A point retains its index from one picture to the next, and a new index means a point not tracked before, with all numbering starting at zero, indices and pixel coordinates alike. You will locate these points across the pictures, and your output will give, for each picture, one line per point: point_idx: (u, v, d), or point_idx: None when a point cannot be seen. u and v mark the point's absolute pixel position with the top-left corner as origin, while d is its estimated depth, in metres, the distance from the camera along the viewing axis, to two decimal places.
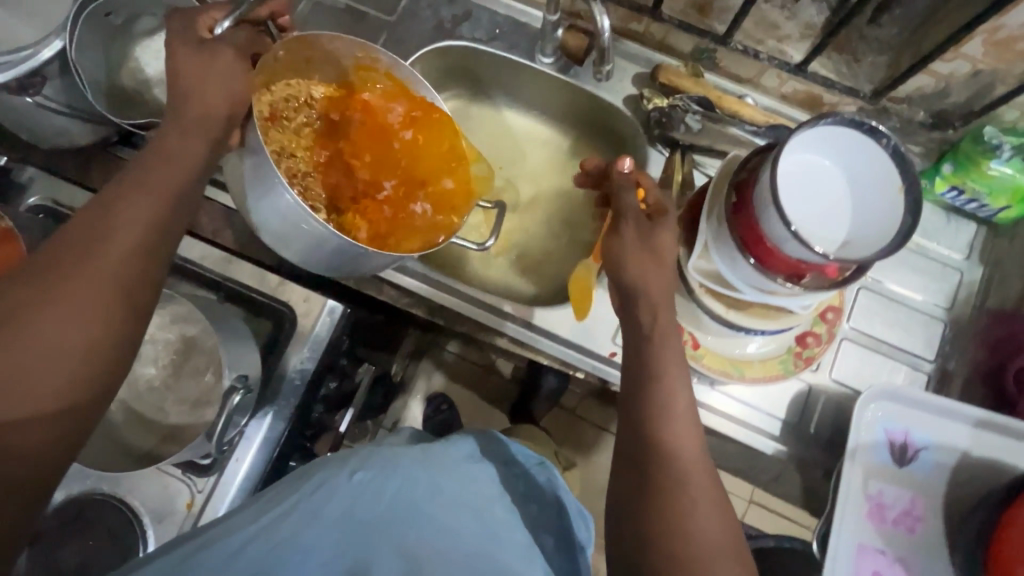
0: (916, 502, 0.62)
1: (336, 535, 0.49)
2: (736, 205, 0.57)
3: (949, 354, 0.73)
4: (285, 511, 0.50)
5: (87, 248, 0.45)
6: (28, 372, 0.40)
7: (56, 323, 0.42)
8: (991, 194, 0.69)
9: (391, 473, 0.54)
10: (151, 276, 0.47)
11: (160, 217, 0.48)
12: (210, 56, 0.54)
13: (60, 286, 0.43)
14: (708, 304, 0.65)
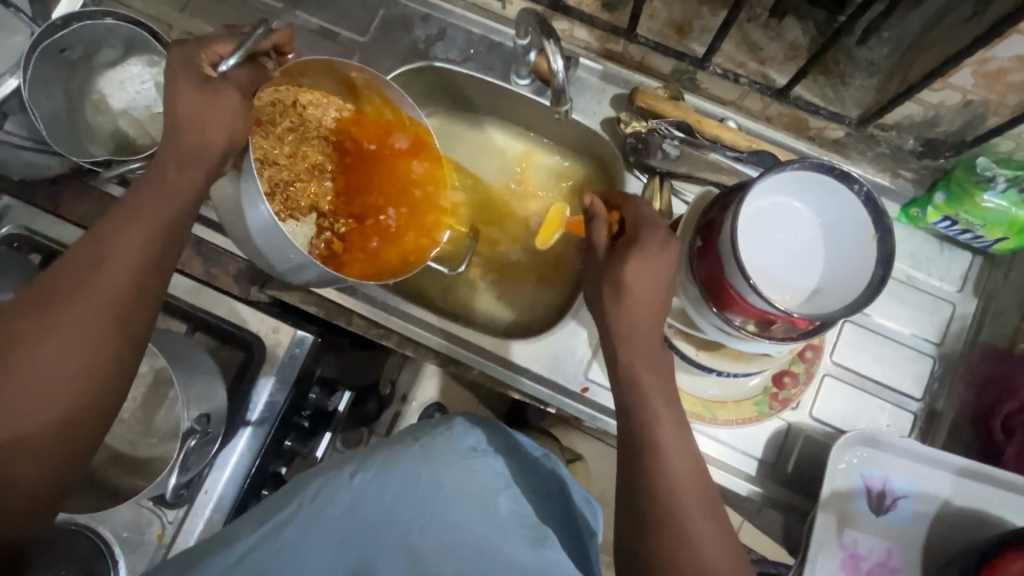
0: (893, 553, 0.60)
1: (339, 540, 0.48)
2: (702, 250, 0.54)
3: (938, 392, 0.70)
4: (284, 521, 0.49)
5: (85, 277, 0.45)
6: (25, 406, 0.41)
7: (55, 352, 0.42)
8: (986, 226, 0.66)
9: (390, 478, 0.53)
10: (146, 307, 0.47)
11: (155, 243, 0.48)
12: (212, 95, 0.50)
13: (57, 317, 0.43)
14: (680, 346, 0.62)
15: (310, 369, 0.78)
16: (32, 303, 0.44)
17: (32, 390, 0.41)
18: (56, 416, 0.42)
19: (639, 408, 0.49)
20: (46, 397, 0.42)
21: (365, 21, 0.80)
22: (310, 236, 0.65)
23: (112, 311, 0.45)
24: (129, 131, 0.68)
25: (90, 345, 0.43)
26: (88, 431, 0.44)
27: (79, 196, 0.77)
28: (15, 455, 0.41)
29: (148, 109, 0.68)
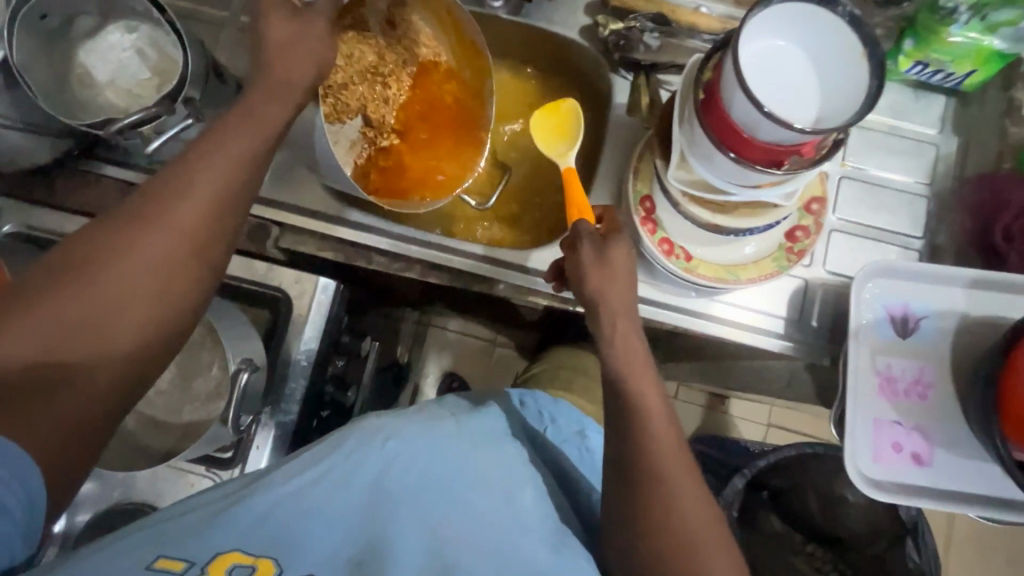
0: (925, 370, 0.63)
1: (364, 499, 0.50)
2: (705, 104, 0.57)
3: (936, 228, 0.74)
4: (319, 473, 0.51)
5: (168, 199, 0.48)
6: (110, 308, 0.45)
7: (135, 266, 0.46)
8: (954, 61, 0.70)
9: (424, 446, 0.55)
10: (221, 238, 0.50)
11: (231, 179, 0.50)
12: (306, 25, 0.55)
13: (137, 240, 0.47)
14: (695, 213, 0.65)
15: (338, 317, 0.78)
16: (115, 224, 0.47)
17: (117, 301, 0.46)
18: (137, 317, 0.46)
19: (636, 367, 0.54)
20: (128, 311, 0.46)
21: None
22: (349, 147, 0.72)
23: (186, 242, 0.48)
24: (119, 101, 0.67)
25: (164, 272, 0.47)
26: (162, 345, 0.48)
27: (75, 182, 0.76)
28: (99, 350, 0.45)
29: (134, 77, 0.68)
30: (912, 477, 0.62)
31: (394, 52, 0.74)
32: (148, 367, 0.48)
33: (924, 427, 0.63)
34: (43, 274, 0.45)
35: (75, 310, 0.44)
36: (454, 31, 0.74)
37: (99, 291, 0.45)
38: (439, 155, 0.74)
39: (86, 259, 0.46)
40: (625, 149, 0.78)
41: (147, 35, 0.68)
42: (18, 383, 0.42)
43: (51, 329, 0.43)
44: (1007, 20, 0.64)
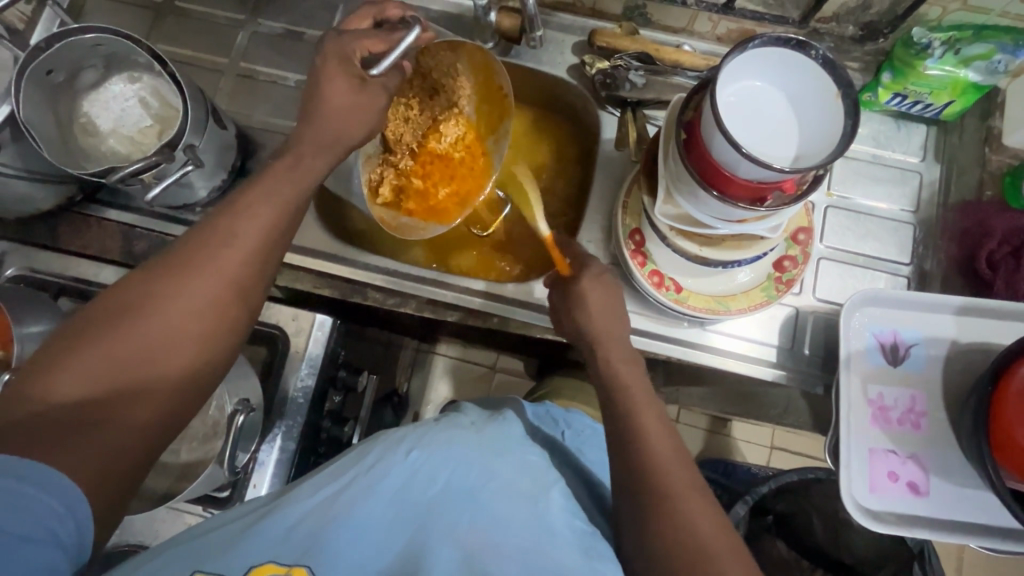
0: (917, 398, 0.64)
1: (390, 513, 0.47)
2: (688, 143, 0.58)
3: (924, 254, 0.74)
4: (342, 488, 0.49)
5: (214, 243, 0.49)
6: (152, 351, 0.45)
7: (179, 309, 0.46)
8: (933, 92, 0.71)
9: (446, 454, 0.51)
10: (260, 281, 0.51)
11: (275, 224, 0.51)
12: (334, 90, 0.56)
13: (182, 278, 0.47)
14: (682, 246, 0.66)
15: (335, 353, 0.79)
16: (159, 265, 0.47)
17: (160, 339, 0.45)
18: (177, 361, 0.46)
19: (632, 393, 0.54)
20: (171, 348, 0.46)
21: (328, 16, 0.84)
22: (367, 164, 0.74)
23: (232, 280, 0.49)
24: (122, 148, 0.70)
25: (210, 308, 0.47)
26: (200, 384, 0.48)
27: (77, 227, 0.78)
28: (140, 395, 0.44)
29: (136, 124, 0.70)
30: (910, 507, 0.62)
31: (425, 84, 0.76)
32: (187, 407, 0.47)
33: (920, 455, 0.63)
34: (85, 318, 0.45)
35: (121, 348, 0.44)
36: (485, 73, 0.76)
37: (143, 335, 0.45)
38: (448, 183, 0.76)
39: (129, 304, 0.45)
40: (615, 183, 0.79)
41: (150, 85, 0.71)
42: (58, 419, 0.40)
43: (96, 369, 0.43)
44: (979, 54, 0.66)
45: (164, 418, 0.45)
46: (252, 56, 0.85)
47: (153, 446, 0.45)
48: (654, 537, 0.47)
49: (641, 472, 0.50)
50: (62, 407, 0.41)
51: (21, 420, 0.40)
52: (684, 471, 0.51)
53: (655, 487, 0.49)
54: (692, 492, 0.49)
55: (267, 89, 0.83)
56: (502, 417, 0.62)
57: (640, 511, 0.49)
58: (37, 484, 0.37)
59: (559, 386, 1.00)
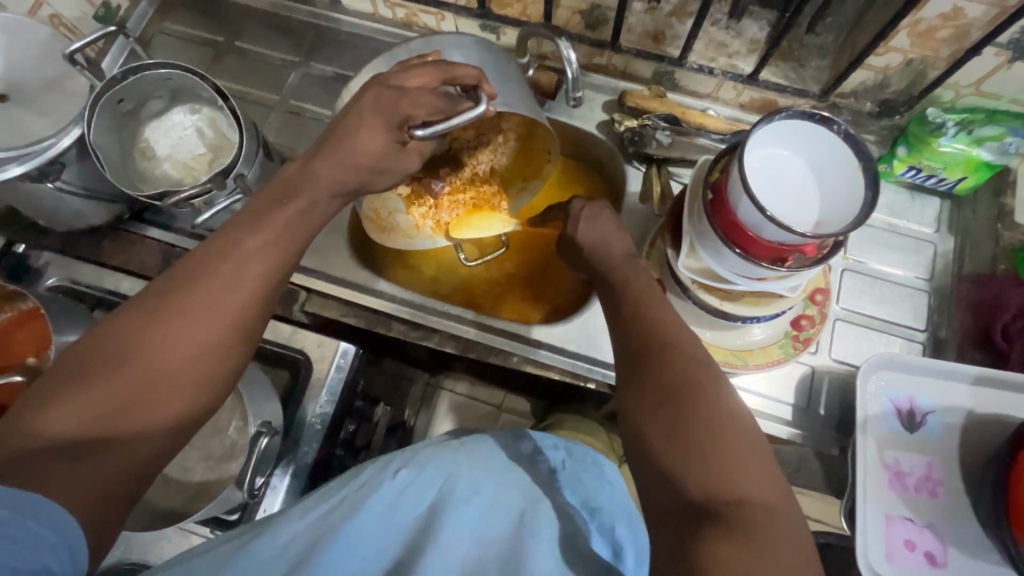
0: (934, 467, 0.64)
1: (378, 529, 0.48)
2: (713, 203, 0.61)
3: (939, 322, 0.76)
4: (334, 506, 0.50)
5: (206, 280, 0.50)
6: (147, 391, 0.46)
7: (173, 347, 0.47)
8: (947, 168, 0.74)
9: (429, 474, 0.54)
10: (259, 316, 0.53)
11: (277, 257, 0.53)
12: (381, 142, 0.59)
13: (181, 317, 0.48)
14: (703, 298, 0.68)
15: (354, 381, 0.81)
16: (157, 303, 0.48)
17: (161, 378, 0.46)
18: (172, 399, 0.47)
19: (645, 321, 0.53)
20: (168, 389, 0.47)
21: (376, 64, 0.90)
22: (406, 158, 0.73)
23: (227, 315, 0.50)
24: (175, 173, 0.74)
25: (207, 346, 0.49)
26: (194, 420, 0.49)
27: (121, 243, 0.82)
28: (133, 434, 0.44)
29: (191, 152, 0.75)
30: None
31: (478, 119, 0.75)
32: (176, 442, 0.48)
33: (936, 525, 0.62)
34: (79, 358, 0.46)
35: (123, 385, 0.45)
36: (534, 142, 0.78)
37: (139, 374, 0.45)
38: (460, 204, 0.77)
39: (125, 344, 0.46)
40: (637, 234, 0.82)
41: (208, 116, 0.76)
42: (51, 459, 0.41)
43: (91, 410, 0.43)
44: (991, 135, 0.70)
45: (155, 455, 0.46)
46: (301, 94, 0.91)
47: (143, 481, 0.45)
48: (643, 387, 0.48)
49: (639, 351, 0.51)
50: (58, 444, 0.41)
51: (18, 453, 0.40)
52: (686, 342, 0.51)
53: (670, 385, 0.47)
54: (691, 358, 0.49)
55: (313, 126, 0.89)
56: (482, 439, 0.64)
57: (633, 371, 0.50)
58: (35, 518, 0.37)
59: (564, 418, 1.01)
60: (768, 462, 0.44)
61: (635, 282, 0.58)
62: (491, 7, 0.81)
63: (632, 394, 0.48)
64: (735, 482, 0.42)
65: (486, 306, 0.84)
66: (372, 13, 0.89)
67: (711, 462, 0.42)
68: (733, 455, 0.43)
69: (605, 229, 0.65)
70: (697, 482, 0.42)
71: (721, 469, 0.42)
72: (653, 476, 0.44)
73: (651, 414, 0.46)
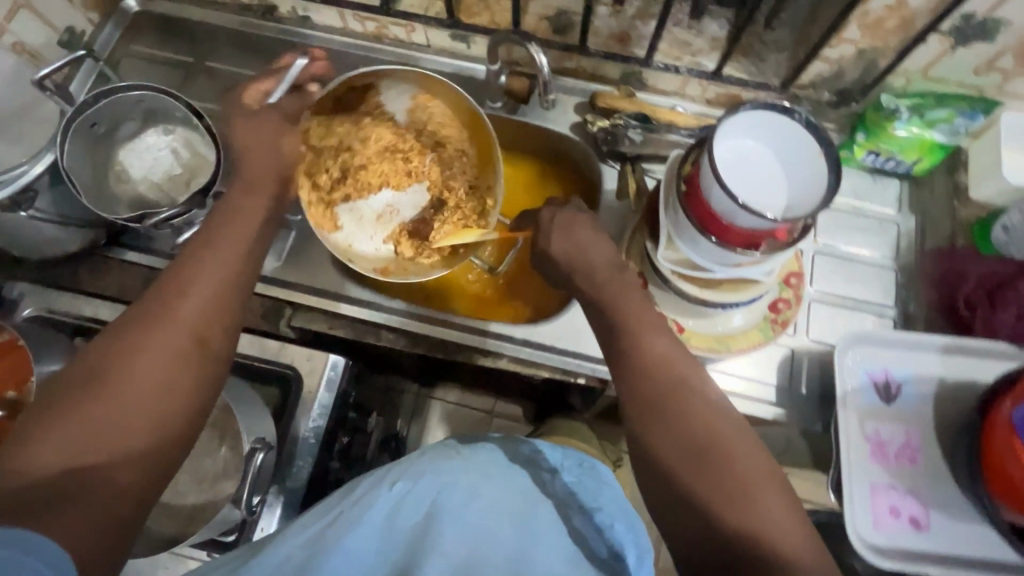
0: (912, 435, 0.66)
1: (374, 542, 0.49)
2: (687, 194, 0.63)
3: (907, 297, 0.79)
4: (329, 523, 0.51)
5: (165, 305, 0.52)
6: (118, 417, 0.46)
7: (142, 370, 0.48)
8: (903, 151, 0.78)
9: (421, 484, 0.54)
10: (224, 322, 0.54)
11: (227, 271, 0.56)
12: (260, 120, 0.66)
13: (147, 336, 0.50)
14: (683, 288, 0.70)
15: (346, 392, 0.80)
16: (120, 332, 0.50)
17: (135, 402, 0.47)
18: (146, 421, 0.47)
19: (648, 361, 0.55)
20: (144, 409, 0.47)
21: None
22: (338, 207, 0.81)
23: (190, 329, 0.52)
24: (151, 194, 0.74)
25: (175, 362, 0.50)
26: (176, 440, 0.49)
27: (99, 270, 0.81)
28: (116, 461, 0.45)
29: (166, 172, 0.74)
30: (913, 542, 0.63)
31: (410, 131, 0.84)
32: (163, 472, 0.49)
33: (918, 491, 0.65)
34: (48, 396, 0.47)
35: (98, 411, 0.46)
36: (477, 134, 0.83)
37: (113, 401, 0.46)
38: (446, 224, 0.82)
39: (94, 374, 0.47)
40: (616, 230, 0.84)
41: (183, 136, 0.75)
42: (33, 495, 0.41)
43: (67, 445, 0.44)
44: (942, 117, 0.74)
45: (142, 477, 0.46)
46: None
47: (135, 508, 0.45)
48: (661, 435, 0.51)
49: (652, 384, 0.54)
50: (40, 481, 0.42)
51: (5, 494, 0.40)
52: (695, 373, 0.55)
53: (686, 429, 0.51)
54: (702, 397, 0.53)
55: None
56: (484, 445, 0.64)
57: (648, 417, 0.53)
58: (28, 551, 0.36)
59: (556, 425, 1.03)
60: (790, 491, 0.49)
61: (628, 300, 0.60)
62: (460, 17, 0.83)
63: (650, 443, 0.52)
64: (763, 512, 0.47)
65: (472, 309, 0.86)
66: (341, 28, 0.90)
67: (735, 501, 0.47)
68: (757, 489, 0.48)
69: (583, 229, 0.65)
70: (728, 519, 0.47)
71: (746, 503, 0.47)
72: (685, 518, 0.48)
73: (673, 462, 0.50)
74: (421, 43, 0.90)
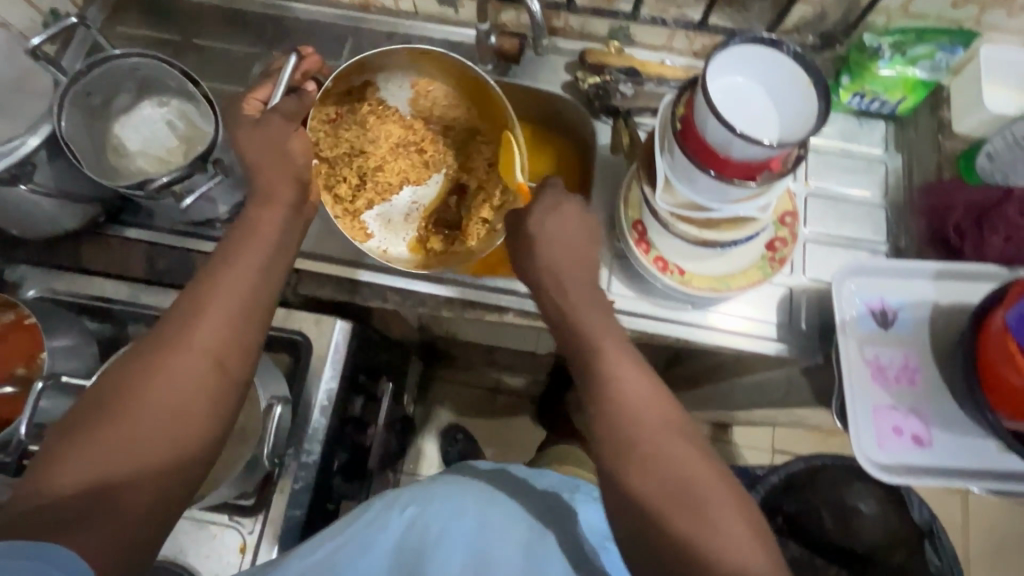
0: (910, 357, 0.69)
1: (381, 559, 0.60)
2: (682, 134, 0.65)
3: (897, 233, 0.81)
4: (345, 542, 0.62)
5: (186, 328, 0.56)
6: (140, 437, 0.52)
7: (162, 393, 0.54)
8: (887, 90, 0.80)
9: (429, 510, 0.63)
10: (242, 345, 0.58)
11: (244, 292, 0.59)
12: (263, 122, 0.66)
13: (169, 359, 0.55)
14: (683, 229, 0.71)
15: (355, 355, 0.81)
16: (148, 352, 0.55)
17: (155, 423, 0.53)
18: (165, 442, 0.52)
19: (648, 390, 0.58)
20: (163, 430, 0.53)
21: (339, 49, 0.91)
22: (364, 215, 0.86)
23: (207, 353, 0.56)
24: (149, 166, 0.74)
25: (191, 384, 0.55)
26: (193, 458, 0.54)
27: (98, 247, 0.80)
28: (135, 479, 0.50)
29: (163, 145, 0.74)
30: (915, 458, 0.66)
31: (418, 121, 0.89)
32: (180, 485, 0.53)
33: (918, 409, 0.67)
34: (86, 411, 0.53)
35: (122, 433, 0.51)
36: (481, 108, 0.87)
37: (136, 423, 0.52)
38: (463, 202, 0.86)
39: (122, 396, 0.53)
40: (612, 184, 0.85)
41: (177, 108, 0.75)
42: (66, 509, 0.48)
43: (94, 462, 0.50)
44: (922, 54, 0.76)
45: (160, 494, 0.51)
46: None
47: (154, 520, 0.51)
48: (653, 456, 0.54)
49: (617, 416, 0.57)
50: (70, 495, 0.48)
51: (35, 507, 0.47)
52: (659, 405, 0.57)
53: (676, 460, 0.54)
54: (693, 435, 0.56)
55: None
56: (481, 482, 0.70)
57: (639, 438, 0.56)
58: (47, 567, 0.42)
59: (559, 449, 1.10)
60: (754, 512, 0.54)
61: (600, 330, 0.61)
62: None
63: (636, 464, 0.54)
64: (725, 531, 0.51)
65: None
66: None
67: (709, 526, 0.51)
68: (725, 516, 0.52)
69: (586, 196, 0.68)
70: (705, 545, 0.50)
71: (716, 532, 0.50)
72: (671, 531, 0.51)
73: (655, 483, 0.53)
74: (409, 10, 0.90)
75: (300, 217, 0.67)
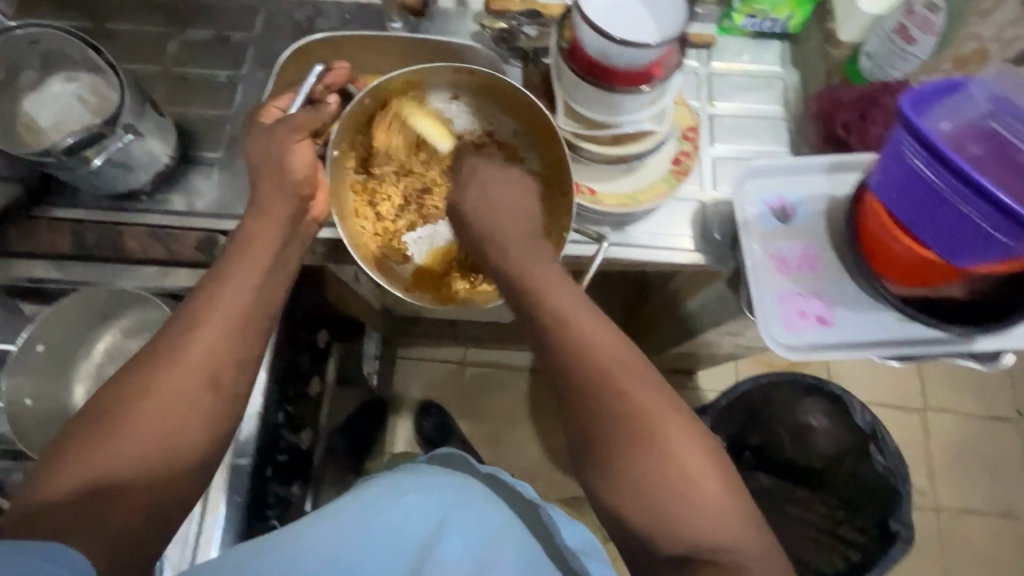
0: (809, 246, 0.73)
1: (371, 547, 0.54)
2: (570, 52, 0.68)
3: (799, 142, 0.86)
4: (339, 513, 0.58)
5: (176, 347, 0.57)
6: (136, 454, 0.53)
7: (159, 411, 0.55)
8: (774, 8, 0.85)
9: (426, 495, 0.60)
10: (232, 360, 0.60)
11: (233, 310, 0.60)
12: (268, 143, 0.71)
13: (162, 377, 0.56)
14: (587, 148, 0.75)
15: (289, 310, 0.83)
16: (142, 367, 0.56)
17: (154, 437, 0.54)
18: (161, 458, 0.54)
19: (611, 355, 0.58)
20: (163, 444, 0.54)
21: (251, 21, 0.93)
22: (405, 237, 0.80)
23: (203, 370, 0.57)
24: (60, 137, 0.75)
25: (186, 402, 0.56)
26: (189, 471, 0.56)
27: (26, 230, 0.80)
28: (129, 493, 0.52)
29: (73, 115, 0.76)
30: (820, 336, 0.69)
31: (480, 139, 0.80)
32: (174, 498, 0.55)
33: (820, 291, 0.71)
34: (82, 425, 0.54)
35: (121, 446, 0.53)
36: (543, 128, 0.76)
37: (134, 439, 0.53)
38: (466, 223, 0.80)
39: (115, 410, 0.54)
40: None
41: (85, 79, 0.77)
42: (58, 521, 0.48)
43: (94, 473, 0.51)
44: None
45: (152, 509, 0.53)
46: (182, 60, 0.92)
47: (148, 536, 0.53)
48: (626, 426, 0.55)
49: (592, 379, 0.56)
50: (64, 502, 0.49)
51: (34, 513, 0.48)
52: (636, 376, 0.57)
53: (649, 430, 0.55)
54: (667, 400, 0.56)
55: (200, 86, 0.90)
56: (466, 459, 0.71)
57: (618, 406, 0.55)
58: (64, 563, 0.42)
59: None
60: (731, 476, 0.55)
61: (564, 302, 0.60)
62: None
63: (612, 427, 0.55)
64: (702, 499, 0.52)
65: None
66: None
67: (685, 496, 0.52)
68: (711, 482, 0.53)
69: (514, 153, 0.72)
70: (683, 514, 0.52)
71: (690, 503, 0.52)
72: (643, 501, 0.53)
73: (634, 452, 0.54)
74: None
75: (297, 231, 0.70)
